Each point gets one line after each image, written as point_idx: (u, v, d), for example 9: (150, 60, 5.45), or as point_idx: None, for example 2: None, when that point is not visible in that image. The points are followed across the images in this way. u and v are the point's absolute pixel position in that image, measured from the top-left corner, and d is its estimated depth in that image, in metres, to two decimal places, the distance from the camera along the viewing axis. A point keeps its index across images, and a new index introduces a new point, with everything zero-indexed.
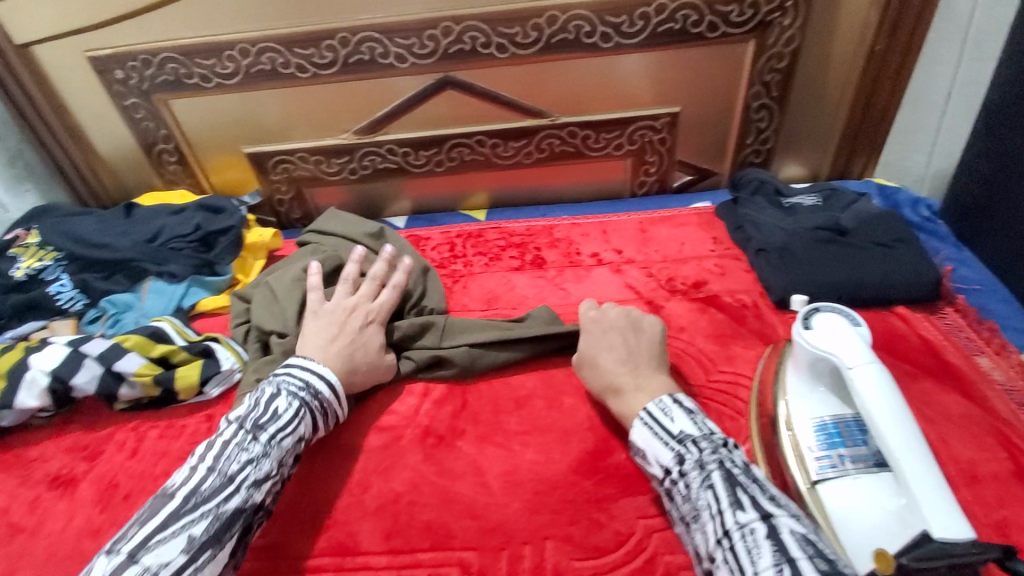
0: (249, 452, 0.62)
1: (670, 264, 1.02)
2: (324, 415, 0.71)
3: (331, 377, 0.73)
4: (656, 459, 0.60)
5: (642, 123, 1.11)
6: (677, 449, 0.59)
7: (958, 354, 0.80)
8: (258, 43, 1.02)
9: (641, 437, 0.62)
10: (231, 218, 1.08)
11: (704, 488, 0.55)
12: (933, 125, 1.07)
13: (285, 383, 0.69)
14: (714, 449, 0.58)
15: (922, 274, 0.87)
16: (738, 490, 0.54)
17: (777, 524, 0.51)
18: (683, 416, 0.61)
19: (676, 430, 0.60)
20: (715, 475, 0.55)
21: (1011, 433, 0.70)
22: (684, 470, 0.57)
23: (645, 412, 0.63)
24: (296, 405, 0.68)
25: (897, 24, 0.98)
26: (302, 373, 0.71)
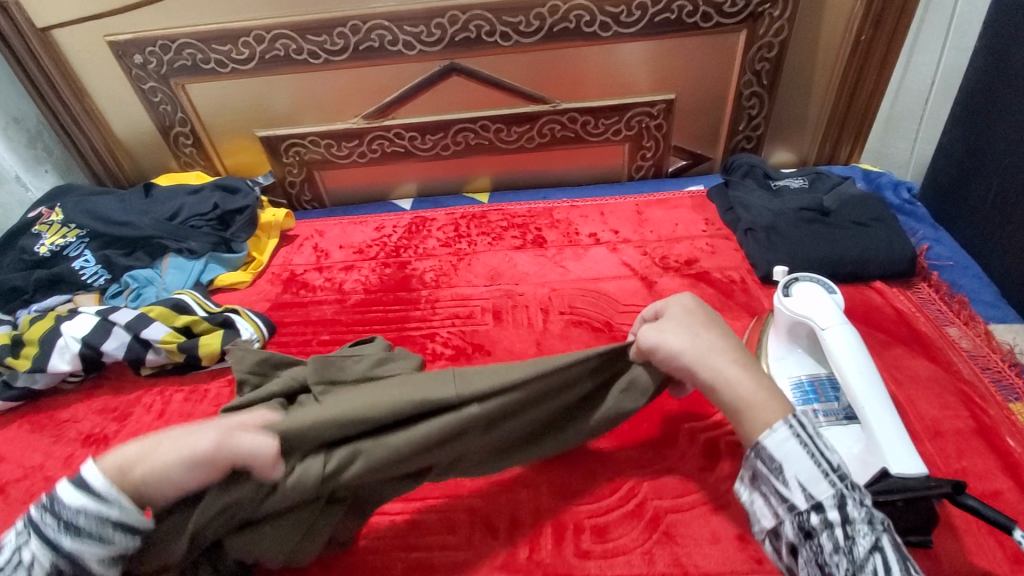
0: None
1: (664, 244, 1.07)
2: (74, 540, 0.52)
3: (95, 479, 0.53)
4: (805, 486, 0.53)
5: (639, 110, 1.17)
6: (839, 487, 0.53)
7: (929, 324, 0.86)
8: (272, 30, 1.07)
9: (795, 454, 0.54)
10: (247, 198, 1.14)
11: (871, 551, 0.50)
12: (919, 111, 1.13)
13: (29, 517, 0.54)
14: (871, 504, 0.53)
15: (898, 252, 0.94)
16: (908, 564, 0.50)
17: None
18: (837, 447, 0.56)
19: (836, 465, 0.54)
20: (884, 538, 0.51)
21: (974, 394, 0.76)
22: (847, 516, 0.51)
23: (802, 424, 0.56)
24: (34, 558, 0.52)
25: (882, 14, 1.02)
26: (74, 498, 0.53)
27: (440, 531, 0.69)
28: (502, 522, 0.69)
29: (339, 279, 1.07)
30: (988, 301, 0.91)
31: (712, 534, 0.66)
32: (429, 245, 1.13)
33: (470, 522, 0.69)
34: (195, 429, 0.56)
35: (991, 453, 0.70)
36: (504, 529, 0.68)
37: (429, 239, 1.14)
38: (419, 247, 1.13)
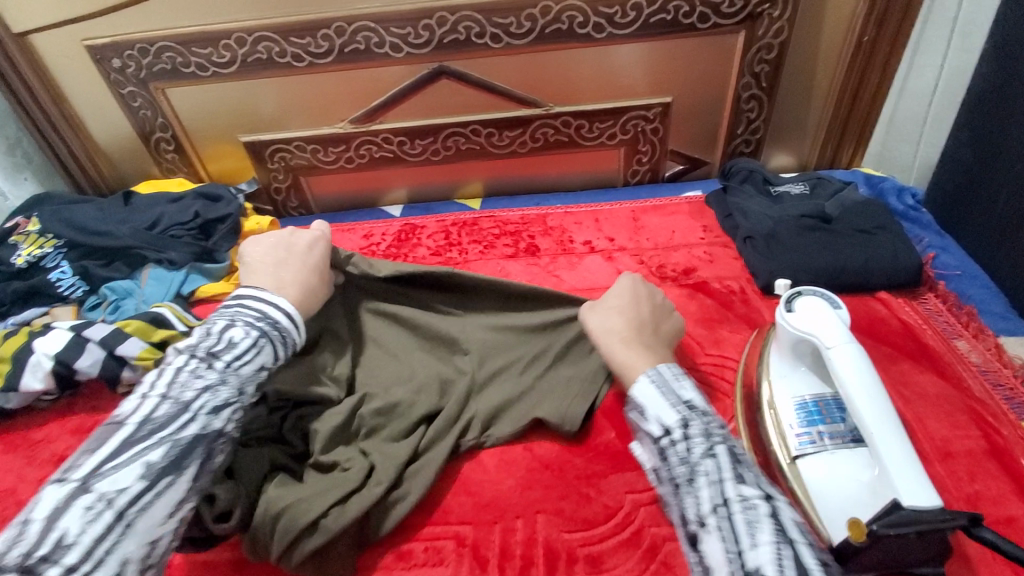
0: (203, 378, 0.59)
1: (661, 252, 1.04)
2: (286, 345, 0.67)
3: (286, 306, 0.69)
4: (659, 418, 0.58)
5: (635, 113, 1.13)
6: (684, 413, 0.57)
7: (937, 337, 0.83)
8: (254, 33, 1.03)
9: (646, 395, 0.60)
10: (229, 206, 1.10)
11: (706, 456, 0.54)
12: (922, 115, 1.09)
13: (241, 315, 0.66)
14: (718, 425, 0.57)
15: (903, 261, 0.90)
16: (742, 470, 0.53)
17: (778, 506, 0.50)
18: (691, 387, 0.61)
19: (686, 398, 0.59)
20: (721, 451, 0.54)
21: (985, 412, 0.73)
22: (688, 434, 0.56)
23: (655, 371, 0.62)
24: (257, 334, 0.64)
25: (885, 14, 0.99)
26: (257, 303, 0.68)
27: (427, 561, 0.65)
28: (492, 551, 0.66)
29: None
30: (997, 313, 0.88)
31: None
32: (419, 254, 1.09)
33: (458, 551, 0.66)
34: (294, 246, 0.78)
35: (1004, 477, 0.67)
36: (493, 558, 0.65)
37: (419, 247, 1.11)
38: (408, 256, 1.09)
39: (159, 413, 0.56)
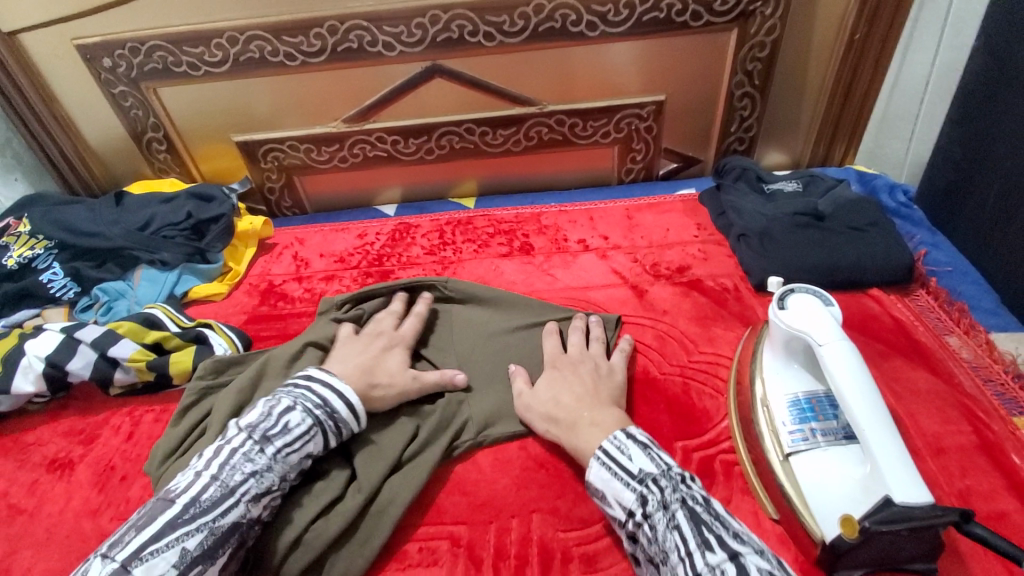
0: (253, 464, 0.59)
1: (655, 250, 1.04)
2: (339, 435, 0.66)
3: (350, 394, 0.67)
4: (618, 500, 0.58)
5: (629, 111, 1.13)
6: (639, 490, 0.57)
7: (928, 333, 0.84)
8: (246, 32, 1.02)
9: (600, 478, 0.61)
10: (222, 206, 1.09)
11: (670, 530, 0.54)
12: (914, 112, 1.11)
13: (303, 398, 0.65)
14: (675, 487, 0.57)
15: (896, 258, 0.91)
16: (704, 530, 0.53)
17: (745, 563, 0.50)
18: (641, 453, 0.60)
19: (635, 470, 0.59)
20: (679, 514, 0.54)
21: (976, 408, 0.74)
22: (648, 512, 0.56)
23: (601, 450, 0.62)
24: (311, 422, 0.64)
25: (877, 12, 0.99)
26: (322, 388, 0.66)
27: (421, 562, 0.65)
28: (487, 551, 0.66)
29: (319, 290, 1.03)
30: (988, 309, 0.89)
31: None
32: (413, 253, 1.09)
33: (453, 551, 0.66)
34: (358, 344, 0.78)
35: (995, 472, 0.68)
36: (487, 558, 0.65)
37: (413, 246, 1.10)
38: (403, 256, 1.09)
39: (205, 495, 0.56)
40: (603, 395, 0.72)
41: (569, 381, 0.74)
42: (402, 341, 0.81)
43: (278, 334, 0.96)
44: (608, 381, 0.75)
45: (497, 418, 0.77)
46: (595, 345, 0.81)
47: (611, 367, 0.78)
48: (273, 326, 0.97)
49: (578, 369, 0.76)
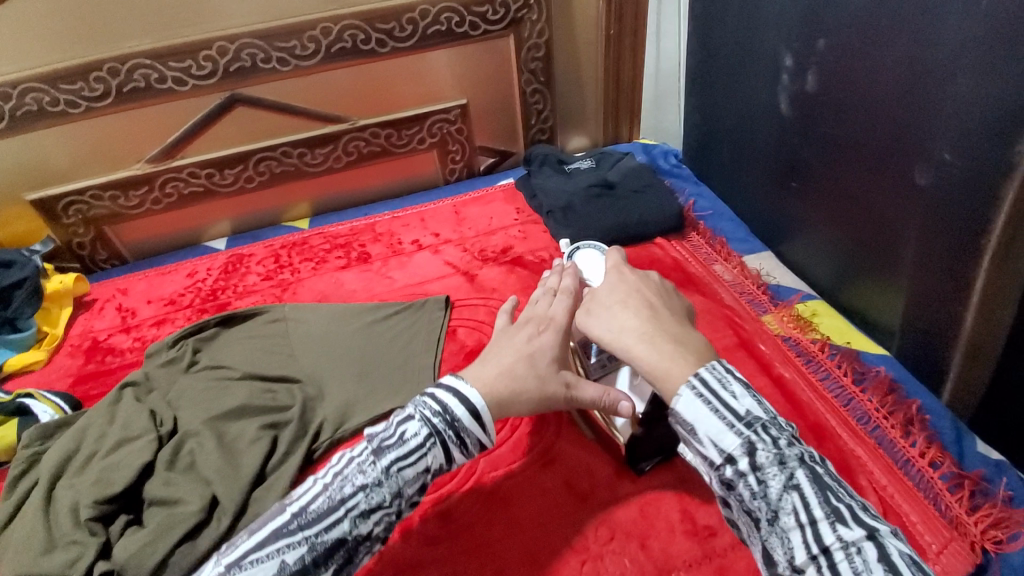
0: (364, 475, 0.54)
1: (482, 237, 1.15)
2: (463, 451, 0.58)
3: (476, 399, 0.59)
4: (716, 443, 0.51)
5: (436, 117, 1.22)
6: (746, 436, 0.50)
7: (698, 265, 1.03)
8: (18, 85, 0.96)
9: (690, 408, 0.52)
10: (24, 269, 1.02)
11: (787, 490, 0.48)
12: (675, 89, 1.33)
13: (422, 406, 0.58)
14: (793, 444, 0.50)
15: (667, 210, 1.10)
16: (832, 497, 0.47)
17: (885, 543, 0.44)
18: (746, 394, 0.52)
19: (742, 411, 0.51)
20: (799, 475, 0.48)
21: (736, 316, 0.94)
22: (759, 464, 0.49)
23: (699, 377, 0.53)
24: (427, 432, 0.57)
25: (621, 10, 1.18)
26: (443, 394, 0.59)
27: None
28: None
29: (151, 336, 1.00)
30: (741, 238, 1.11)
31: (540, 487, 0.74)
32: (250, 281, 1.09)
33: None
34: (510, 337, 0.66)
35: (749, 359, 0.88)
36: None
37: (249, 275, 1.10)
38: (239, 286, 1.09)
39: (314, 504, 0.52)
40: (672, 315, 0.63)
41: (634, 296, 0.65)
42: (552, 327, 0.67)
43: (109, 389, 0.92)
44: (550, 341, 0.65)
45: (347, 414, 0.82)
46: (551, 300, 0.71)
47: (548, 316, 0.68)
48: (103, 383, 0.93)
49: (637, 288, 0.66)
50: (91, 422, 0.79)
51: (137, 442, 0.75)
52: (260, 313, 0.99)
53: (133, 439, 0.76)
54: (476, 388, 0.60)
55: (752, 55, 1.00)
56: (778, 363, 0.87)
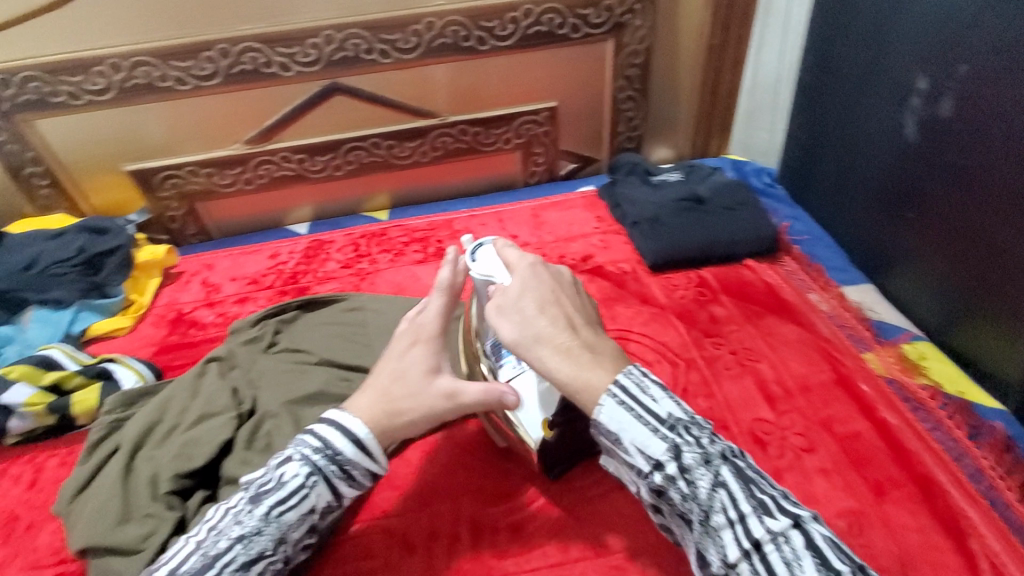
0: (241, 526, 0.53)
1: (561, 244, 1.12)
2: (349, 482, 0.57)
3: (358, 430, 0.57)
4: (644, 450, 0.51)
5: (525, 118, 1.21)
6: (671, 439, 0.51)
7: (793, 291, 0.97)
8: (130, 58, 1.00)
9: (617, 419, 0.52)
10: (118, 237, 1.05)
11: (716, 489, 0.49)
12: (771, 104, 1.25)
13: (302, 444, 0.57)
14: (715, 442, 0.51)
15: (763, 231, 1.04)
16: (756, 491, 0.49)
17: (809, 530, 0.47)
18: (665, 397, 0.53)
19: (663, 414, 0.52)
20: (725, 471, 0.50)
21: (834, 350, 0.87)
22: (687, 467, 0.50)
23: (615, 385, 0.53)
24: (308, 471, 0.55)
25: (729, 20, 1.14)
26: (322, 429, 0.57)
27: (357, 558, 0.67)
28: (422, 536, 0.69)
29: (233, 313, 1.02)
30: (840, 268, 1.03)
31: (620, 511, 0.70)
32: (329, 268, 1.10)
33: (390, 542, 0.68)
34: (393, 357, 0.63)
35: (849, 400, 0.81)
36: (422, 543, 0.68)
37: (328, 262, 1.12)
38: (318, 271, 1.10)
39: (187, 565, 0.52)
40: (586, 314, 0.61)
41: (548, 296, 0.60)
42: (423, 336, 0.64)
43: (193, 360, 0.94)
44: (426, 356, 0.63)
45: None
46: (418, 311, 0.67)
47: (420, 325, 0.65)
48: (186, 354, 0.95)
49: (548, 286, 0.61)
50: (173, 395, 0.78)
51: (217, 419, 0.75)
52: (338, 300, 0.99)
53: (214, 415, 0.76)
54: (363, 419, 0.58)
55: (880, 74, 0.93)
56: (882, 408, 0.80)
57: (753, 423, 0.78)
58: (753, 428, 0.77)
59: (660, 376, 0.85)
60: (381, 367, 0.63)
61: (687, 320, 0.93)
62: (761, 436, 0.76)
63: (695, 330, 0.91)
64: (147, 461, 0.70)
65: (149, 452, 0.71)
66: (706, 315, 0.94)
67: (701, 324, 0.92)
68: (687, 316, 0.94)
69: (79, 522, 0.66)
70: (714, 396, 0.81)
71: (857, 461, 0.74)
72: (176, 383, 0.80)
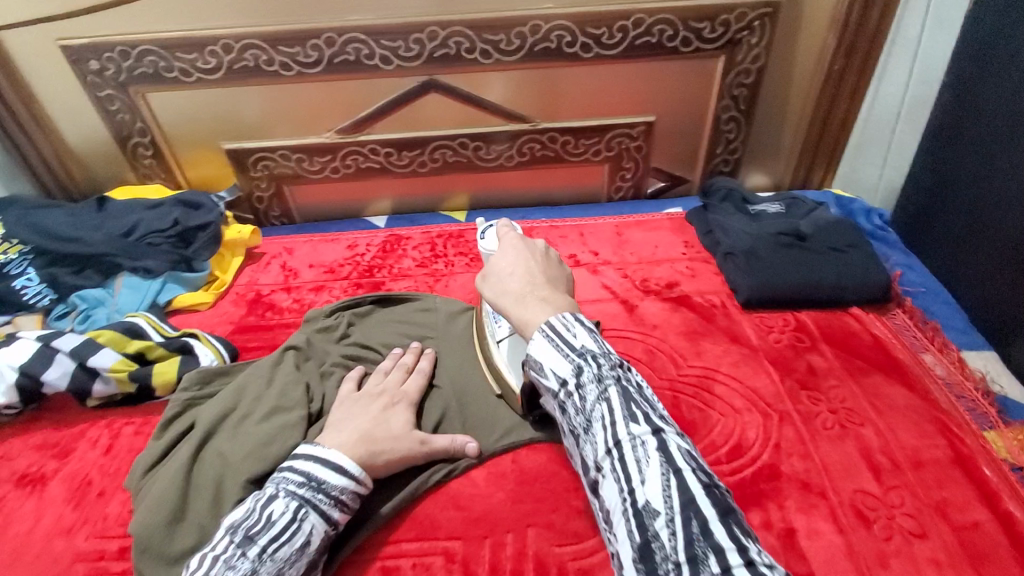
0: (235, 570, 0.54)
1: (644, 266, 1.06)
2: (335, 513, 0.61)
3: (341, 461, 0.63)
4: (553, 371, 0.58)
5: (619, 131, 1.16)
6: (577, 363, 0.56)
7: (904, 349, 0.88)
8: (241, 40, 1.02)
9: (540, 349, 0.59)
10: (210, 214, 1.07)
11: (599, 400, 0.54)
12: (886, 141, 1.15)
13: (284, 482, 0.61)
14: (613, 367, 0.56)
15: (875, 278, 0.95)
16: (634, 406, 0.53)
17: (666, 438, 0.51)
18: (585, 333, 0.58)
19: (576, 345, 0.57)
20: (612, 390, 0.54)
21: (952, 423, 0.78)
22: (581, 382, 0.56)
23: (546, 323, 0.59)
24: (297, 504, 0.59)
25: (854, 45, 1.04)
26: (304, 464, 0.63)
27: None
28: (482, 566, 0.65)
29: (309, 300, 1.02)
30: (959, 328, 0.94)
31: None
32: (405, 265, 1.09)
33: (448, 567, 0.66)
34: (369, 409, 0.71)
35: (968, 483, 0.71)
36: (483, 574, 0.65)
37: (404, 258, 1.10)
38: (394, 267, 1.08)
39: None
40: (552, 275, 0.69)
41: (518, 260, 0.69)
42: (405, 399, 0.75)
43: (267, 345, 0.94)
44: (402, 411, 0.72)
45: (490, 432, 0.77)
46: (407, 375, 0.78)
47: (401, 390, 0.76)
48: (261, 337, 0.95)
49: (524, 253, 0.70)
50: (249, 381, 0.77)
51: (288, 416, 0.72)
52: (412, 300, 0.96)
53: (285, 411, 0.73)
54: (347, 454, 0.65)
55: None
56: (1008, 497, 0.70)
57: (853, 495, 0.70)
58: (853, 501, 0.70)
59: (749, 426, 0.78)
60: (367, 411, 0.71)
61: (782, 367, 0.86)
62: (864, 511, 0.69)
63: (789, 379, 0.84)
64: (215, 448, 0.69)
65: (219, 439, 0.70)
66: (804, 364, 0.86)
67: (797, 374, 0.85)
68: (781, 362, 0.87)
69: (145, 502, 0.65)
70: (810, 457, 0.74)
71: (977, 557, 0.65)
72: (253, 370, 0.79)
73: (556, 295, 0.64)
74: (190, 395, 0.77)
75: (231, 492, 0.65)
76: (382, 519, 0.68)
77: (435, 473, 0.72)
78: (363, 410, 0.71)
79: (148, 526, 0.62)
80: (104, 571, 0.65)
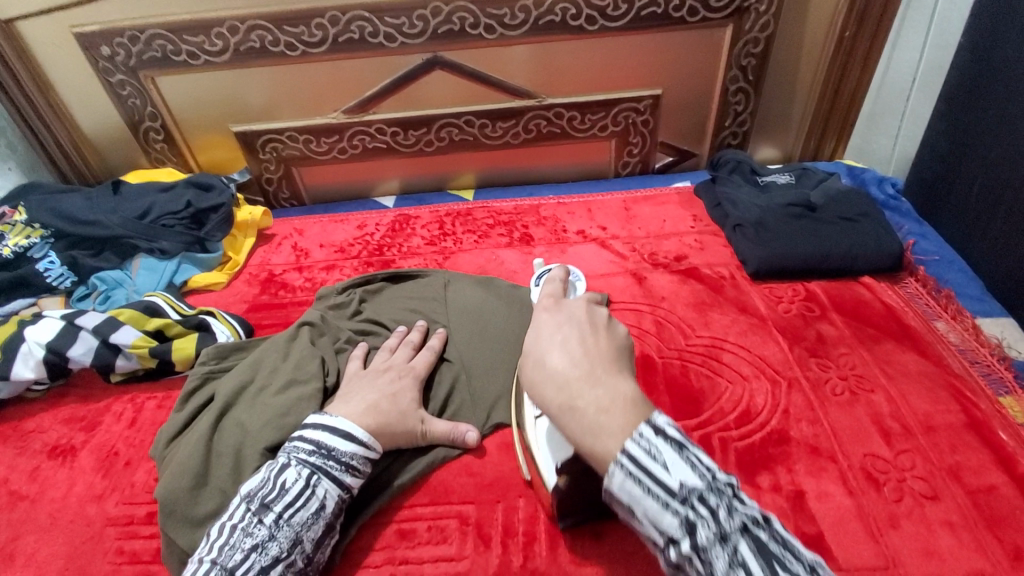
0: (253, 537, 0.56)
1: (653, 240, 1.06)
2: (346, 477, 0.63)
3: (348, 431, 0.65)
4: (655, 524, 0.41)
5: (626, 105, 1.15)
6: (685, 516, 0.40)
7: (917, 318, 0.88)
8: (247, 21, 1.02)
9: (628, 493, 0.42)
10: (222, 196, 1.09)
11: (731, 567, 0.39)
12: (899, 109, 1.13)
13: (295, 451, 0.63)
14: (729, 508, 0.41)
15: (886, 246, 0.94)
16: (776, 568, 0.38)
17: None
18: (679, 462, 0.42)
19: (675, 486, 0.41)
20: (742, 547, 0.39)
21: (964, 388, 0.78)
22: (700, 546, 0.39)
23: (628, 458, 0.43)
24: (307, 472, 0.61)
25: (868, 8, 1.02)
26: (312, 433, 0.64)
27: (431, 540, 0.67)
28: (495, 528, 0.67)
29: (320, 279, 1.04)
30: (974, 296, 0.93)
31: None
32: (413, 243, 1.10)
33: (462, 529, 0.67)
34: (374, 386, 0.72)
35: (981, 447, 0.71)
36: (496, 536, 0.66)
37: (413, 237, 1.11)
38: (403, 246, 1.10)
39: None
40: (604, 354, 0.51)
41: (561, 336, 0.53)
42: (412, 373, 0.76)
43: (281, 321, 0.96)
44: (408, 386, 0.73)
45: (499, 401, 0.78)
46: (413, 351, 0.80)
47: (410, 366, 0.77)
48: (274, 314, 0.97)
49: (570, 328, 0.54)
50: (266, 354, 0.79)
51: (305, 387, 0.73)
52: (422, 276, 0.97)
53: (302, 383, 0.74)
54: (356, 422, 0.67)
55: None
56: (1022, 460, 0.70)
57: (864, 459, 0.71)
58: (864, 464, 0.70)
59: (758, 393, 0.78)
60: (376, 386, 0.72)
61: (791, 335, 0.86)
62: (873, 473, 0.69)
63: (799, 347, 0.84)
64: (231, 419, 0.71)
65: (237, 410, 0.72)
66: (814, 333, 0.86)
67: (806, 342, 0.85)
68: (791, 331, 0.86)
69: (168, 469, 0.68)
70: (820, 423, 0.74)
71: (988, 517, 0.65)
72: (268, 346, 0.81)
73: (634, 402, 0.47)
74: (205, 369, 0.79)
75: (252, 461, 0.66)
76: (399, 487, 0.70)
77: (452, 448, 0.73)
78: (371, 383, 0.72)
79: (171, 496, 0.65)
80: (135, 534, 0.67)
